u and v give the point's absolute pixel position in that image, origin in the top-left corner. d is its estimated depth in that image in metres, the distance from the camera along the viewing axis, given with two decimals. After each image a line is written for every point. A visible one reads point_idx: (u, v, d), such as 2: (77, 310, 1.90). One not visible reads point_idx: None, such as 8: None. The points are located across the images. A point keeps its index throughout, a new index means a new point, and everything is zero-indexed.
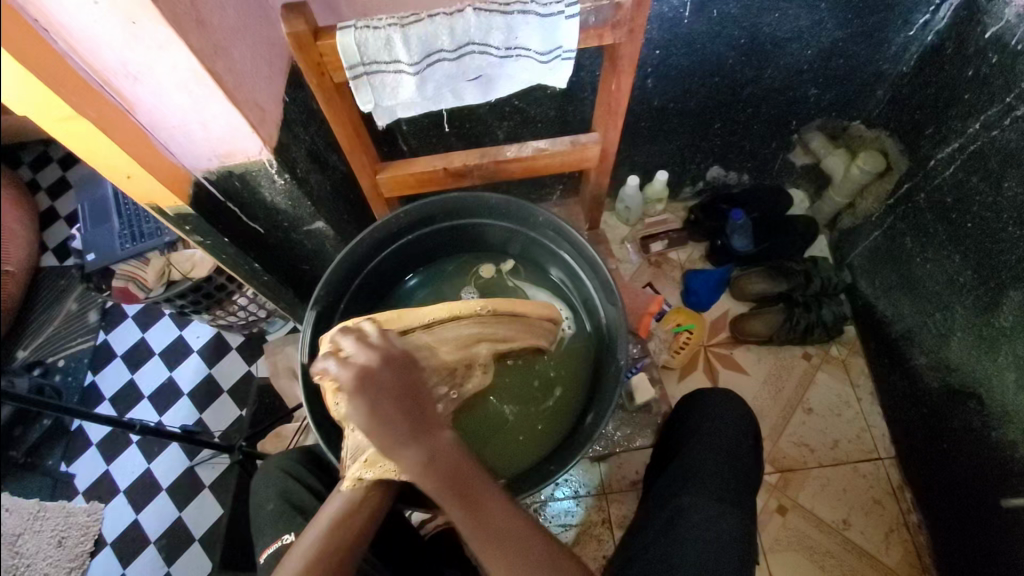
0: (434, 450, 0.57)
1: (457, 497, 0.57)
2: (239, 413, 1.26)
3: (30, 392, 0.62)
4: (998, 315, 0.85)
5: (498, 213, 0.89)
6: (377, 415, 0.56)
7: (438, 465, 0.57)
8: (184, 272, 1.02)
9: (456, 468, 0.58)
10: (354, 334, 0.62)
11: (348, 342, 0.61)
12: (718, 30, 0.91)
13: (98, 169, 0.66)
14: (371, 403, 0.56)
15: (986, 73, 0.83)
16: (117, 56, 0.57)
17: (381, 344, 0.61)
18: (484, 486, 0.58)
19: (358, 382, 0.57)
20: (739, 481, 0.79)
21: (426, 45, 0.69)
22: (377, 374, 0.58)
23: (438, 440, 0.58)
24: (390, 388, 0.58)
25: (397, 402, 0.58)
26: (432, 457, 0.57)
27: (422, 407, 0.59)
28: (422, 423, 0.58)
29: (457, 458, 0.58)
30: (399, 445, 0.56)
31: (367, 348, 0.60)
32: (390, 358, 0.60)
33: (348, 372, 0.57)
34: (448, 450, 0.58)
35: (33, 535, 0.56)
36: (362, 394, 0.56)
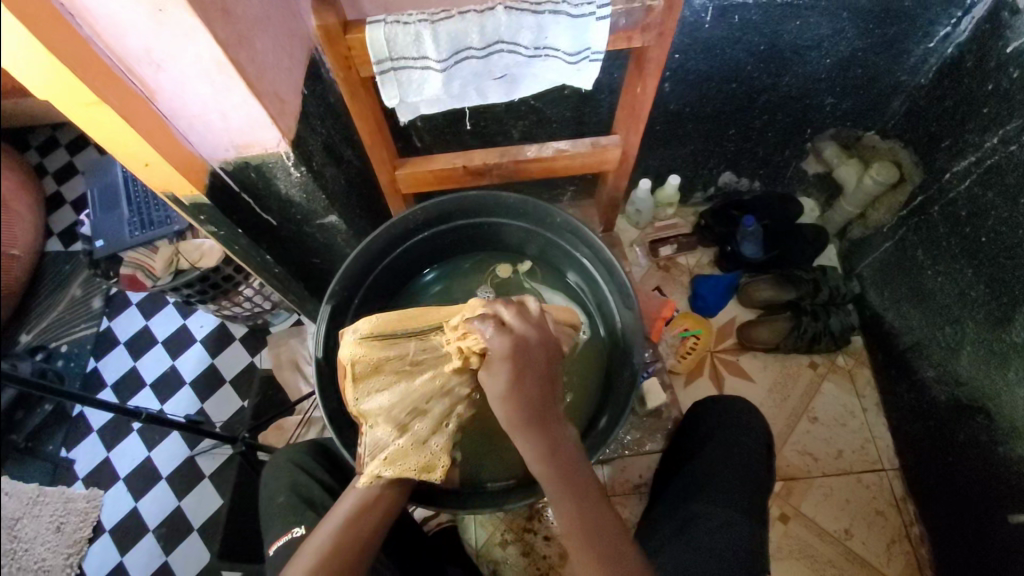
0: (557, 440, 0.59)
1: (564, 490, 0.58)
2: (240, 405, 1.26)
3: (33, 376, 0.61)
4: (1011, 331, 0.85)
5: (516, 213, 0.89)
6: (518, 390, 0.58)
7: (556, 455, 0.58)
8: (192, 261, 1.02)
9: (571, 464, 0.59)
10: (517, 305, 0.63)
11: (506, 311, 0.62)
12: (738, 36, 0.90)
13: (117, 156, 0.66)
14: (514, 376, 0.58)
15: (1007, 88, 0.83)
16: (141, 43, 0.57)
17: (536, 321, 0.63)
18: (591, 489, 0.59)
19: (509, 352, 0.58)
20: (750, 490, 0.79)
21: (456, 42, 0.69)
22: (528, 352, 0.60)
23: (562, 433, 0.60)
24: (535, 370, 0.60)
25: (538, 384, 0.59)
26: (555, 446, 0.58)
27: (555, 397, 0.61)
28: (552, 413, 0.60)
29: (573, 456, 0.59)
30: (526, 425, 0.58)
31: (526, 322, 0.61)
32: (544, 342, 0.62)
33: (506, 341, 0.59)
34: (568, 445, 0.60)
35: (34, 522, 0.55)
36: (511, 362, 0.58)
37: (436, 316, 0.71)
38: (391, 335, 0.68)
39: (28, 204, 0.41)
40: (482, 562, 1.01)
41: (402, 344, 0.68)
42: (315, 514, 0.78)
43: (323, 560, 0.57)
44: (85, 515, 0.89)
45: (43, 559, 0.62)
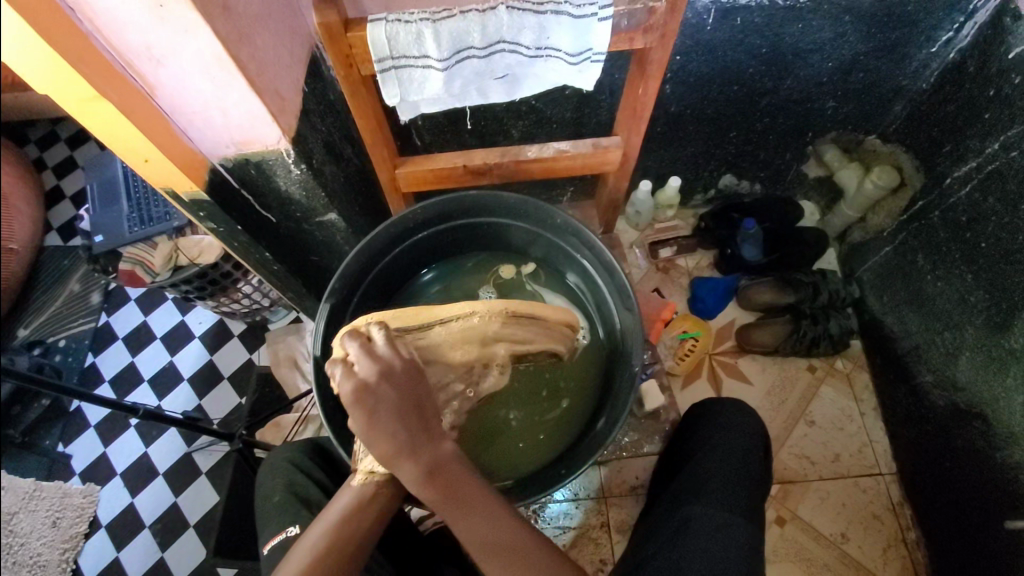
0: (435, 463, 0.58)
1: (455, 507, 0.57)
2: (238, 401, 1.27)
3: (31, 371, 0.61)
4: (1010, 337, 0.84)
5: (519, 214, 0.89)
6: (374, 430, 0.56)
7: (437, 478, 0.57)
8: (190, 257, 1.03)
9: (456, 482, 0.58)
10: (360, 339, 0.60)
11: (351, 348, 0.59)
12: (740, 39, 0.90)
13: (116, 151, 0.65)
14: (367, 418, 0.56)
15: (1008, 94, 0.83)
16: (142, 39, 0.56)
17: (386, 355, 0.59)
18: (478, 498, 0.58)
19: (353, 396, 0.56)
20: (748, 493, 0.79)
21: (457, 42, 0.69)
22: (375, 389, 0.57)
23: (439, 452, 0.58)
24: (389, 404, 0.57)
25: (397, 417, 0.57)
26: (433, 470, 0.57)
27: (421, 419, 0.59)
28: (421, 436, 0.58)
29: (458, 472, 0.59)
30: (393, 459, 0.57)
31: (368, 360, 0.58)
32: (390, 371, 0.58)
33: (348, 383, 0.57)
34: (450, 464, 0.59)
35: (29, 517, 0.55)
36: (359, 410, 0.56)
37: (431, 313, 0.70)
38: None
39: (27, 200, 0.41)
40: None
41: None
42: (312, 513, 0.78)
43: (317, 557, 0.57)
44: (82, 510, 0.89)
45: (37, 555, 0.62)
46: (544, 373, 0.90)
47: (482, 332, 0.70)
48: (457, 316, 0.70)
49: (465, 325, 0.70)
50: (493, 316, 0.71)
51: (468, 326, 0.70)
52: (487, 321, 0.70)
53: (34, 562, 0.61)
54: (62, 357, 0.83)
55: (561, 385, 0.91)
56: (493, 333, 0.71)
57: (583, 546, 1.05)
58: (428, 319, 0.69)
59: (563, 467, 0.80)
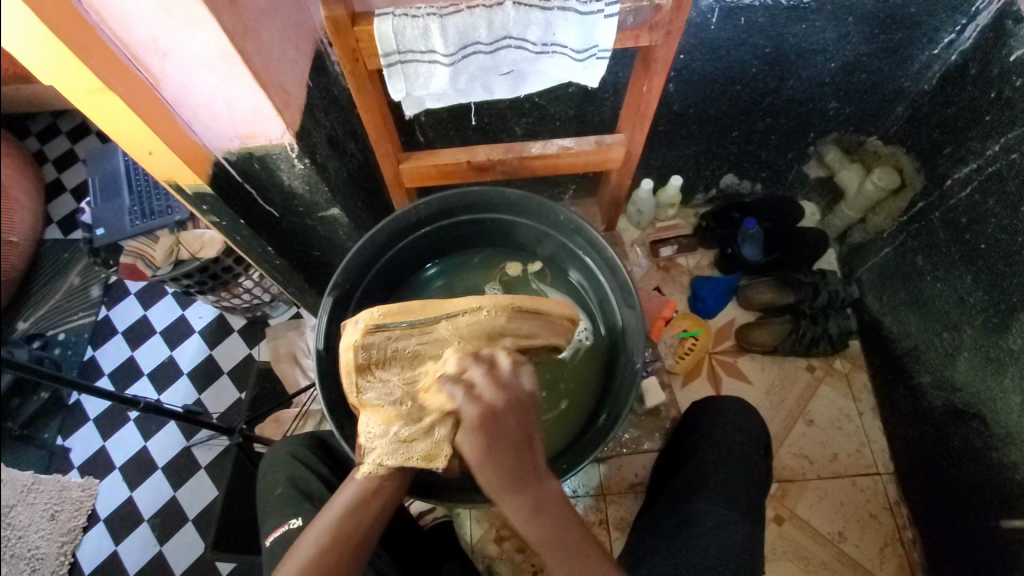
0: (541, 499, 0.57)
1: (556, 547, 0.56)
2: (239, 396, 1.24)
3: (31, 363, 0.61)
4: (1008, 337, 0.85)
5: (522, 210, 0.89)
6: (488, 457, 0.57)
7: (541, 515, 0.56)
8: (192, 251, 1.01)
9: (561, 521, 0.56)
10: (488, 366, 0.64)
11: (477, 372, 0.63)
12: (743, 38, 0.90)
13: (121, 143, 0.66)
14: (484, 442, 0.58)
15: (1009, 96, 0.83)
16: (147, 31, 0.56)
17: (509, 382, 0.63)
18: (583, 542, 0.56)
19: (477, 419, 0.59)
20: (748, 492, 0.79)
21: (463, 37, 0.69)
22: (497, 417, 0.59)
23: (545, 489, 0.57)
24: (507, 432, 0.59)
25: (510, 446, 0.58)
26: (539, 504, 0.56)
27: (532, 454, 0.59)
28: (529, 470, 0.58)
29: (563, 512, 0.57)
30: (503, 489, 0.57)
31: (495, 386, 0.62)
32: (513, 401, 0.61)
33: (473, 409, 0.60)
34: (554, 500, 0.57)
35: (28, 509, 0.55)
36: (479, 428, 0.58)
37: (440, 308, 0.70)
38: (394, 326, 0.68)
39: (27, 191, 0.41)
40: (477, 557, 1.02)
41: (402, 339, 0.69)
42: (312, 507, 0.78)
43: (317, 553, 0.57)
44: None
45: (37, 545, 0.62)
46: (545, 377, 0.91)
47: (487, 326, 0.71)
48: (464, 312, 0.70)
49: (473, 320, 0.70)
50: (498, 310, 0.71)
51: (474, 321, 0.70)
52: (493, 316, 0.71)
53: (33, 554, 0.61)
54: (61, 350, 0.83)
55: (562, 387, 0.91)
56: (498, 327, 0.71)
57: None
58: (436, 313, 0.70)
59: (563, 463, 0.80)
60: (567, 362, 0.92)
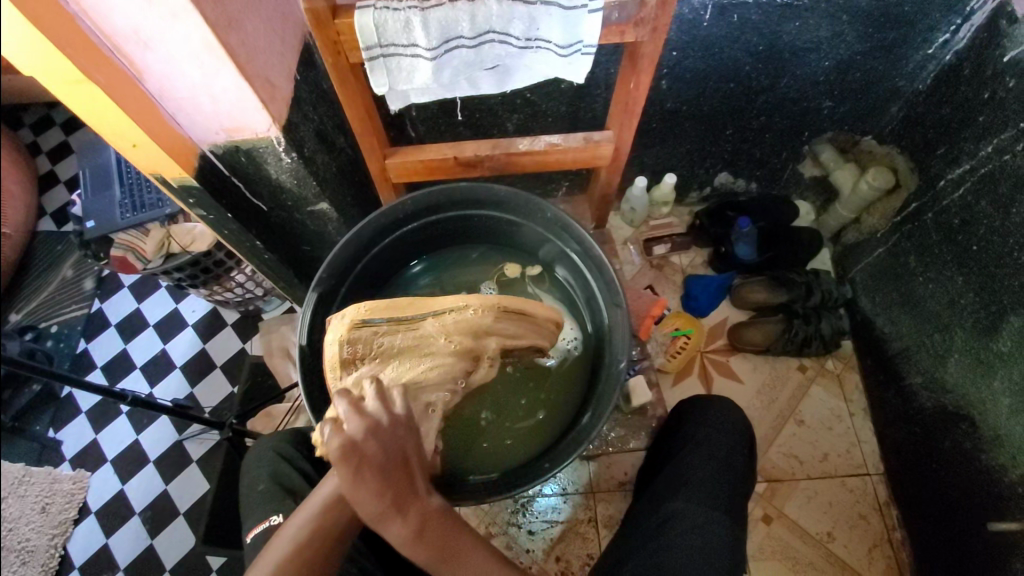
0: (422, 517, 0.58)
1: (441, 559, 0.58)
2: (230, 391, 1.25)
3: (20, 356, 0.60)
4: (998, 340, 0.85)
5: (509, 207, 0.88)
6: (359, 490, 0.55)
7: (424, 532, 0.57)
8: (183, 245, 1.02)
9: (444, 533, 0.58)
10: (348, 397, 0.60)
11: (341, 405, 0.59)
12: (737, 35, 0.90)
13: (103, 135, 0.65)
14: (357, 476, 0.55)
15: (1002, 97, 0.83)
16: (128, 23, 0.56)
17: (374, 410, 0.60)
18: (467, 545, 0.59)
19: (340, 454, 0.55)
20: (730, 492, 0.79)
21: (445, 31, 0.68)
22: (361, 448, 0.56)
23: (424, 507, 0.58)
24: (380, 461, 0.57)
25: (382, 475, 0.56)
26: (420, 525, 0.57)
27: (407, 476, 0.58)
28: (407, 493, 0.58)
29: (444, 526, 0.59)
30: (382, 519, 0.56)
31: (357, 415, 0.58)
32: (377, 427, 0.58)
33: (336, 442, 0.56)
34: (436, 515, 0.59)
35: (17, 502, 0.55)
36: (345, 465, 0.55)
37: (427, 304, 0.70)
38: (381, 321, 0.68)
39: (23, 183, 0.41)
40: None
41: (388, 334, 0.68)
42: (296, 502, 0.78)
43: (302, 541, 0.58)
44: (72, 496, 0.90)
45: (25, 537, 0.62)
46: (528, 384, 0.91)
47: (474, 325, 0.71)
48: (452, 309, 0.70)
49: (460, 318, 0.70)
50: (485, 310, 0.71)
51: (462, 318, 0.70)
52: (480, 314, 0.71)
53: (21, 547, 0.61)
54: (53, 344, 0.82)
55: (545, 393, 0.91)
56: (484, 326, 0.71)
57: (570, 540, 1.05)
58: (423, 310, 0.69)
59: (544, 462, 0.79)
60: (551, 368, 0.92)
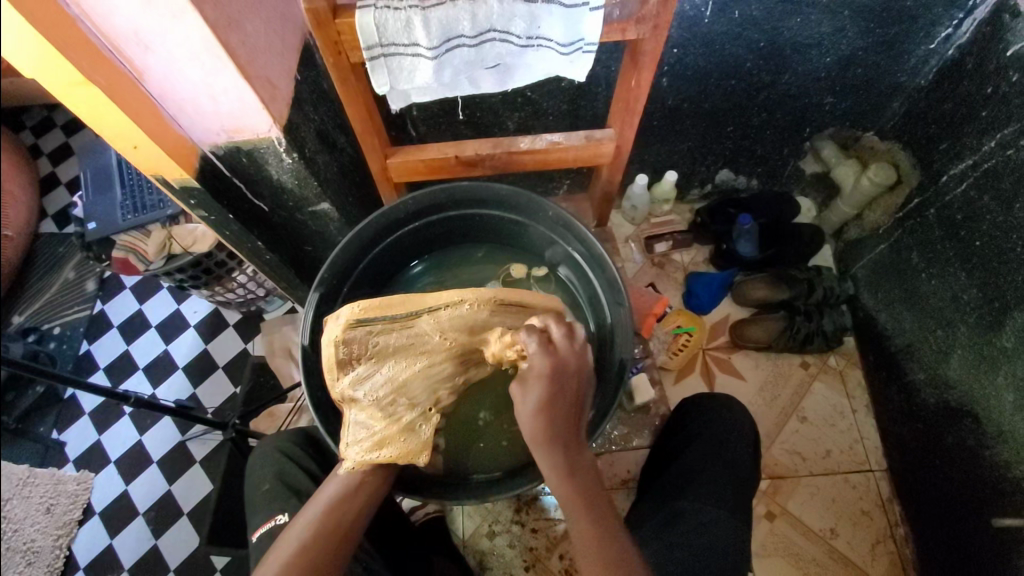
0: (575, 460, 0.62)
1: (579, 506, 0.60)
2: (232, 391, 1.27)
3: (22, 358, 0.60)
4: (1001, 335, 0.85)
5: (509, 206, 0.88)
6: (547, 409, 0.60)
7: (572, 472, 0.61)
8: (184, 246, 1.04)
9: (586, 483, 0.62)
10: (566, 327, 0.65)
11: (556, 331, 0.64)
12: (738, 32, 0.89)
13: (104, 138, 0.65)
14: (547, 397, 0.60)
15: (1005, 92, 0.83)
16: (128, 24, 0.56)
17: (581, 349, 0.64)
18: (604, 503, 0.61)
19: (547, 371, 0.60)
20: (735, 491, 0.79)
21: (446, 30, 0.68)
22: (565, 376, 0.61)
23: (579, 452, 0.63)
24: (568, 397, 0.62)
25: (567, 406, 0.62)
26: (571, 464, 0.61)
27: (578, 419, 0.63)
28: (573, 433, 0.62)
29: (591, 477, 0.62)
30: (547, 445, 0.61)
31: (572, 348, 0.63)
32: (581, 365, 0.63)
33: (545, 362, 0.61)
34: (587, 465, 0.63)
35: (23, 504, 0.55)
36: (545, 382, 0.60)
37: (420, 301, 0.69)
38: (376, 320, 0.66)
39: (25, 185, 0.41)
40: (470, 552, 1.04)
41: (383, 334, 0.67)
42: (298, 502, 0.78)
43: (309, 542, 0.59)
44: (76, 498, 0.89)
45: (31, 539, 0.62)
46: None
47: (469, 319, 0.70)
48: (447, 305, 0.69)
49: (455, 314, 0.69)
50: (481, 304, 0.70)
51: (456, 314, 0.69)
52: (476, 310, 0.70)
53: (27, 549, 0.61)
54: (56, 345, 0.82)
55: None
56: (481, 321, 0.71)
57: None
58: (417, 307, 0.68)
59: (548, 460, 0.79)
60: None
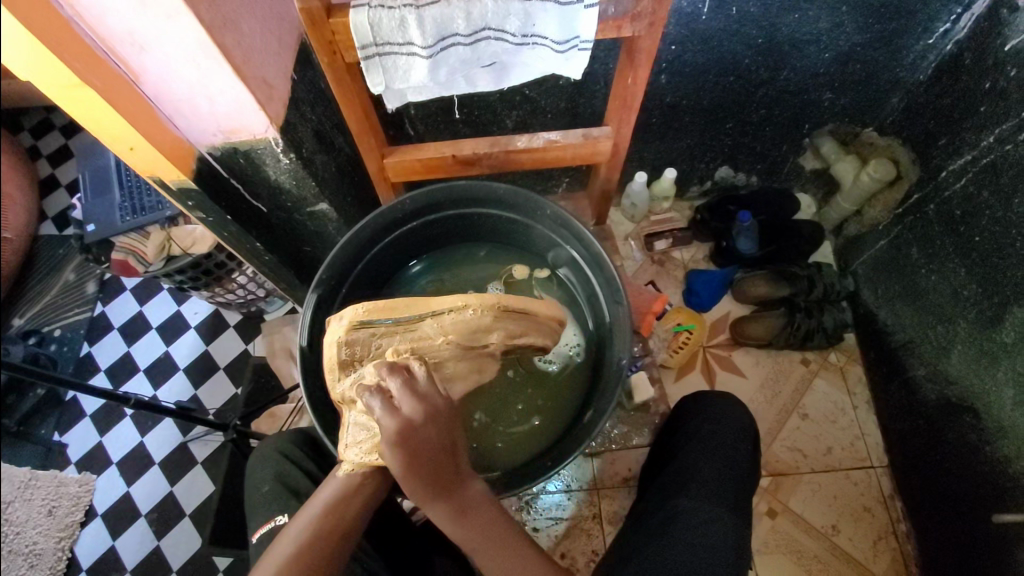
0: (463, 502, 0.60)
1: (483, 543, 0.60)
2: (233, 392, 1.24)
3: (23, 361, 0.60)
4: (1002, 331, 0.84)
5: (505, 205, 0.88)
6: (411, 469, 0.57)
7: (466, 515, 0.60)
8: (184, 247, 1.00)
9: (485, 517, 0.61)
10: (404, 376, 0.60)
11: (393, 383, 0.59)
12: (735, 28, 0.89)
13: (101, 140, 0.65)
14: (406, 461, 0.57)
15: (1003, 87, 0.82)
16: (123, 26, 0.56)
17: (427, 392, 0.60)
18: (506, 531, 0.61)
19: (395, 434, 0.56)
20: (735, 490, 0.79)
21: (441, 29, 0.68)
22: (416, 430, 0.57)
23: (465, 493, 0.61)
24: (431, 449, 0.58)
25: (434, 460, 0.59)
26: (462, 507, 0.60)
27: (454, 461, 0.61)
28: (451, 478, 0.60)
29: (487, 510, 0.61)
30: (428, 500, 0.59)
31: (414, 398, 0.59)
32: (432, 413, 0.59)
33: (392, 424, 0.57)
34: (478, 500, 0.61)
35: (25, 505, 0.55)
36: (399, 447, 0.57)
37: (425, 305, 0.68)
38: (379, 323, 0.67)
39: (25, 188, 0.41)
40: None
41: (386, 336, 0.67)
42: (299, 503, 0.78)
43: (304, 546, 0.59)
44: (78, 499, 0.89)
45: (34, 541, 0.63)
46: (528, 385, 0.91)
47: (472, 323, 0.69)
48: (450, 310, 0.68)
49: (459, 319, 0.68)
50: (484, 309, 0.68)
51: (460, 320, 0.68)
52: (479, 315, 0.68)
53: (29, 551, 0.61)
54: (57, 347, 0.82)
55: (542, 395, 0.91)
56: (484, 325, 0.69)
57: (575, 536, 1.05)
58: (422, 311, 0.68)
59: (547, 459, 0.79)
60: (552, 373, 0.92)
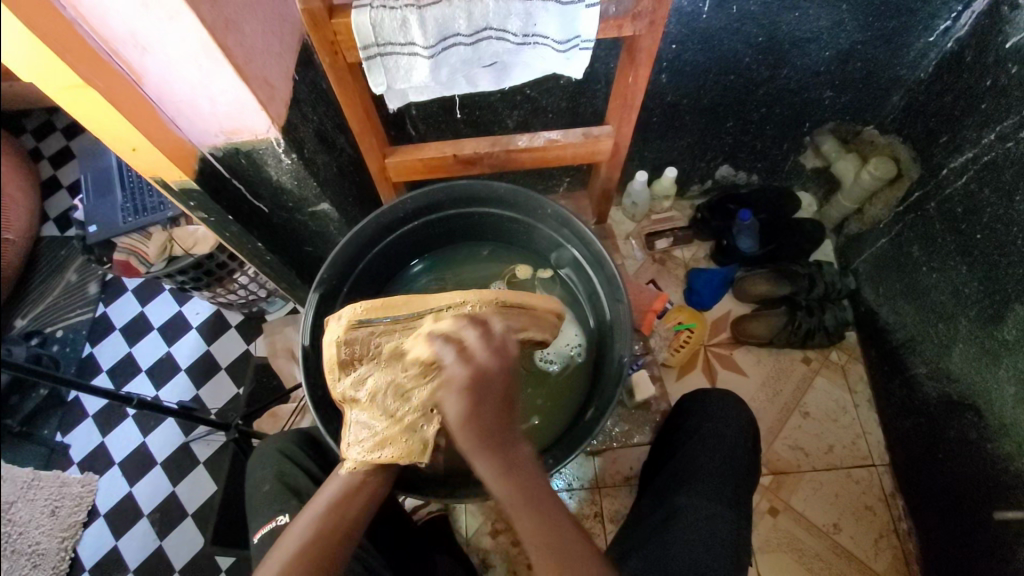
0: (512, 462, 0.57)
1: (527, 509, 0.56)
2: (234, 391, 1.23)
3: (26, 363, 0.61)
4: (1002, 328, 0.84)
5: (507, 204, 0.88)
6: (473, 414, 0.57)
7: (514, 474, 0.56)
8: (185, 248, 1.00)
9: (532, 483, 0.57)
10: (482, 329, 0.62)
11: (471, 335, 0.61)
12: (736, 27, 0.89)
13: (104, 140, 0.65)
14: (470, 403, 0.57)
15: (1004, 84, 0.82)
16: (126, 27, 0.56)
17: (500, 345, 0.62)
18: (551, 503, 0.57)
19: (467, 377, 0.58)
20: (735, 486, 0.79)
21: (442, 29, 0.68)
22: (486, 377, 0.59)
23: (515, 453, 0.58)
24: (492, 400, 0.58)
25: (495, 409, 0.58)
26: (509, 465, 0.57)
27: (512, 420, 0.59)
28: (505, 432, 0.58)
29: (534, 477, 0.57)
30: (478, 451, 0.56)
31: (488, 349, 0.60)
32: (504, 366, 0.60)
33: (463, 369, 0.59)
34: (528, 466, 0.58)
35: (28, 506, 0.55)
36: (468, 389, 0.57)
37: (424, 303, 0.70)
38: (377, 321, 0.68)
39: (28, 190, 0.41)
40: (472, 550, 1.04)
41: (384, 335, 0.68)
42: (300, 502, 0.78)
43: (305, 545, 0.58)
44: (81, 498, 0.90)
45: (37, 541, 0.63)
46: (529, 384, 0.91)
47: None
48: (449, 307, 0.69)
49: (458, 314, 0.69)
50: (483, 304, 0.70)
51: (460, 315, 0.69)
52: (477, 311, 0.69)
53: (33, 551, 0.61)
54: (59, 348, 0.83)
55: (542, 395, 0.91)
56: None
57: None
58: (418, 310, 0.69)
59: (549, 458, 0.79)
60: (553, 373, 0.92)
